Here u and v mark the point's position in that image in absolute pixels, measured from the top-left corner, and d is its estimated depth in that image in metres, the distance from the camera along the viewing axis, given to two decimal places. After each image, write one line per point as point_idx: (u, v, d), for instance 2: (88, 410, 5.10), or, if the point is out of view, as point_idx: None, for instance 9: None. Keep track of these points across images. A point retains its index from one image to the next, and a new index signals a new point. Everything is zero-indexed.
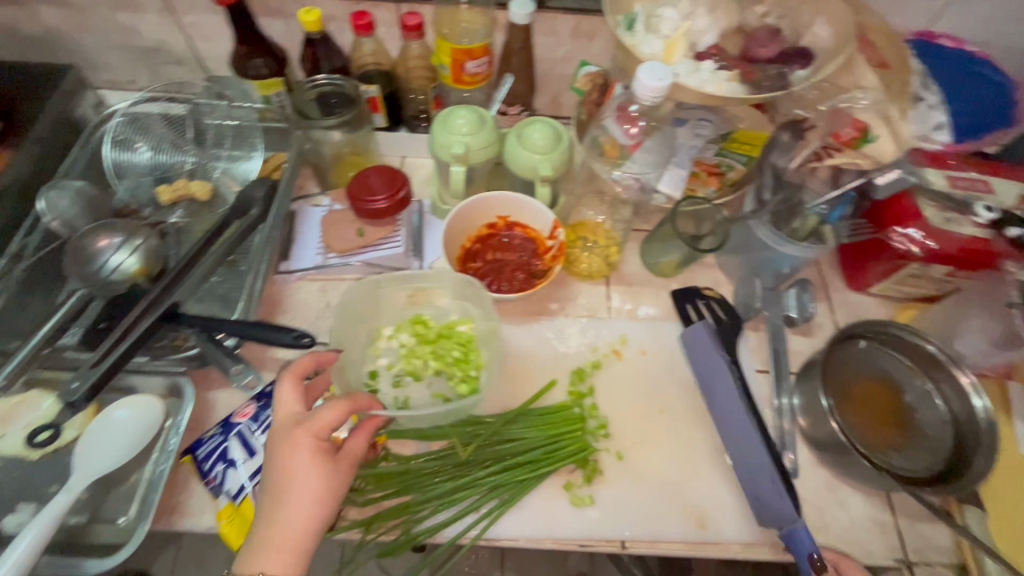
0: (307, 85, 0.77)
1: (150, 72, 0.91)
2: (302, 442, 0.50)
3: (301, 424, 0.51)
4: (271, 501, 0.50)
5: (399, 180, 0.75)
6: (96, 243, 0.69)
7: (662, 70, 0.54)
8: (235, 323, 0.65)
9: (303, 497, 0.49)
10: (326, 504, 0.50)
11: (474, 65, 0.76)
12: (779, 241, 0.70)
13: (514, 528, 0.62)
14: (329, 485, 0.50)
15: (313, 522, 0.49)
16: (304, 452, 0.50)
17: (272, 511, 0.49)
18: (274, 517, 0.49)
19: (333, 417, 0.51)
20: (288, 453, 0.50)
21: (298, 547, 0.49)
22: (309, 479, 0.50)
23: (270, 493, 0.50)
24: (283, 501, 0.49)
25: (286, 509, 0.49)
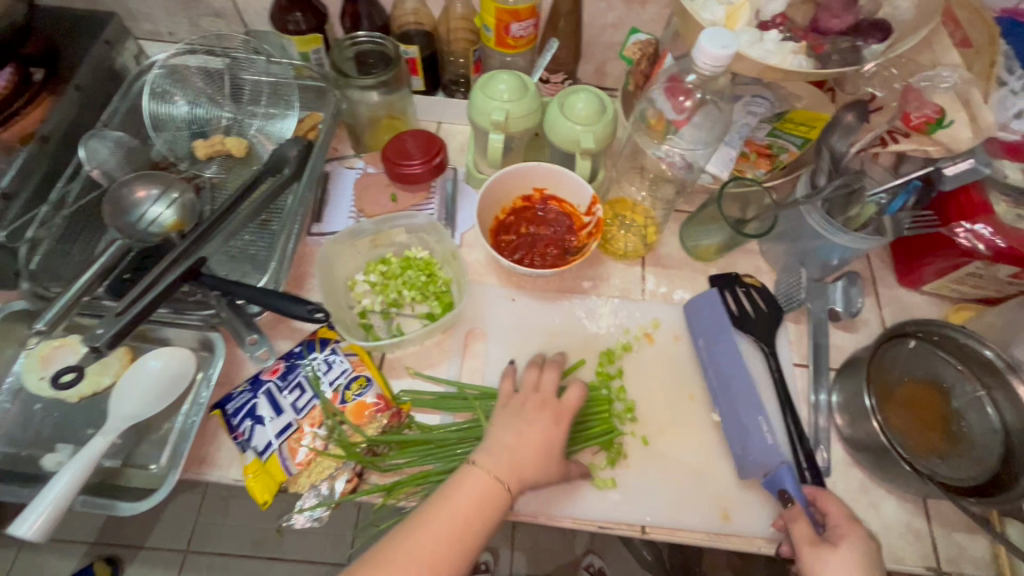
0: (346, 42, 0.75)
1: (190, 24, 0.90)
2: (551, 410, 0.58)
3: (546, 396, 0.59)
4: (502, 437, 0.55)
5: (435, 145, 0.74)
6: (134, 194, 0.70)
7: (726, 37, 0.49)
8: (256, 289, 0.62)
9: (553, 436, 0.56)
10: (552, 452, 0.55)
11: (519, 28, 0.73)
12: (830, 229, 0.67)
13: (537, 505, 0.61)
14: (560, 444, 0.56)
15: (530, 459, 0.54)
16: (549, 411, 0.58)
17: (507, 439, 0.55)
18: (502, 441, 0.55)
19: (575, 399, 0.59)
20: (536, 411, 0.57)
21: (525, 477, 0.54)
22: (544, 428, 0.56)
23: (505, 427, 0.56)
24: (526, 439, 0.55)
25: (518, 444, 0.55)
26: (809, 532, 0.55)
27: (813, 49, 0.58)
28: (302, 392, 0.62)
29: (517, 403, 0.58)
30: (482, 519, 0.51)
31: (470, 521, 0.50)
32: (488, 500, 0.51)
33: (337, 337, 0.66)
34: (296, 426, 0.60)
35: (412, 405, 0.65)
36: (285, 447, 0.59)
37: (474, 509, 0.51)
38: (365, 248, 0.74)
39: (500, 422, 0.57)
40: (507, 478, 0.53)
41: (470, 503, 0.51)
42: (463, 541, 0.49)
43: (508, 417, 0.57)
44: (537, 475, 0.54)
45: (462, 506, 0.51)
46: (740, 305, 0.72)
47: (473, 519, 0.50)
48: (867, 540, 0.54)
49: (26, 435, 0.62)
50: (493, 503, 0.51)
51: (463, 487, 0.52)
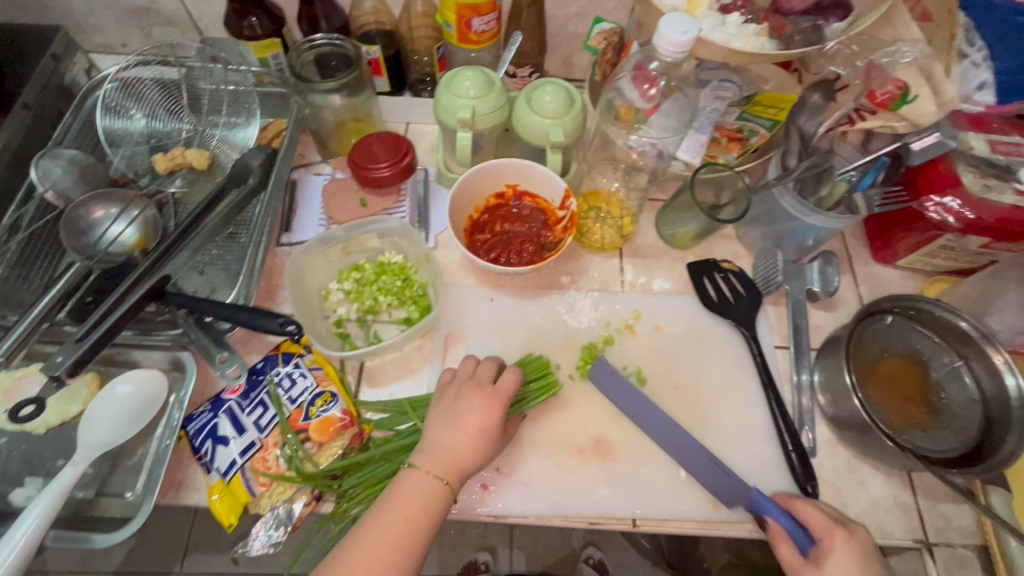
0: (304, 45, 0.73)
1: (143, 34, 0.87)
2: (489, 397, 0.57)
3: (482, 384, 0.59)
4: (438, 430, 0.56)
5: (403, 146, 0.72)
6: (92, 214, 0.69)
7: (686, 22, 0.48)
8: (223, 306, 0.60)
9: (486, 423, 0.56)
10: (488, 440, 0.56)
11: (481, 22, 0.71)
12: (805, 211, 0.66)
13: (517, 505, 0.61)
14: (497, 429, 0.56)
15: (467, 451, 0.54)
16: (480, 398, 0.57)
17: (441, 437, 0.55)
18: (436, 439, 0.55)
19: (508, 386, 0.58)
20: (471, 399, 0.57)
21: (463, 467, 0.54)
22: (481, 414, 0.56)
23: (439, 425, 0.56)
24: (465, 430, 0.55)
25: (456, 436, 0.55)
26: (795, 555, 0.55)
27: (775, 29, 0.57)
28: (264, 409, 0.60)
29: (450, 396, 0.58)
30: (424, 516, 0.51)
31: (412, 519, 0.51)
32: (431, 496, 0.52)
33: (301, 350, 0.64)
34: (259, 445, 0.59)
35: (375, 425, 0.63)
36: (248, 467, 0.58)
37: (419, 508, 0.51)
38: (337, 257, 0.72)
39: (437, 419, 0.57)
40: (445, 472, 0.53)
41: (413, 502, 0.52)
42: (407, 542, 0.50)
43: (444, 414, 0.57)
44: (474, 464, 0.55)
45: (405, 506, 0.51)
46: (718, 290, 0.73)
47: (416, 519, 0.51)
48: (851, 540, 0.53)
49: None
50: (434, 503, 0.52)
51: (405, 489, 0.52)
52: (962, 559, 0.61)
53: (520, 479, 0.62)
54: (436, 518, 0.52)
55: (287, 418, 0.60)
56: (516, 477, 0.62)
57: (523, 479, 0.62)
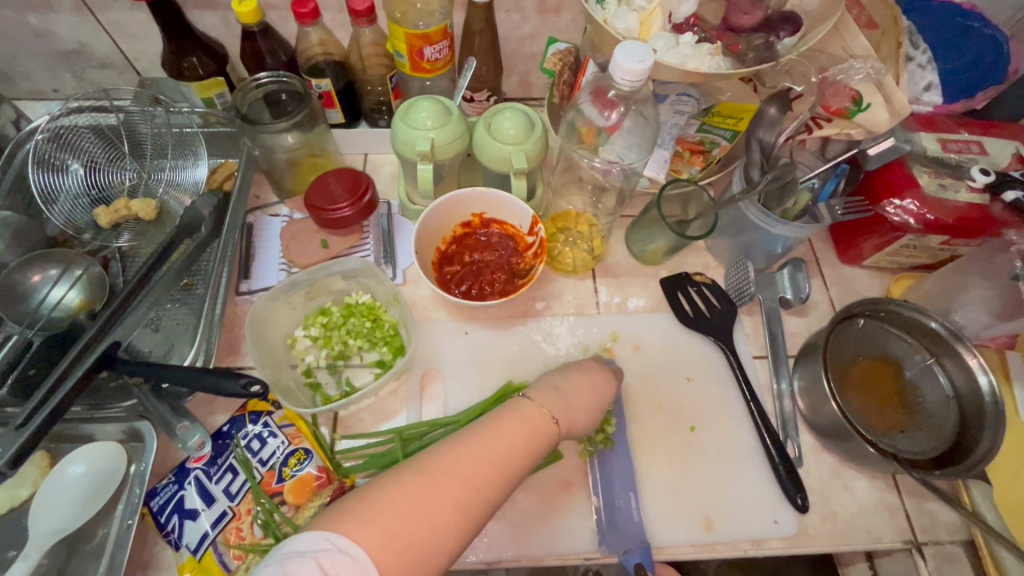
0: (249, 84, 0.69)
1: (75, 78, 0.82)
2: (606, 367, 0.63)
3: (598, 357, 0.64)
4: (560, 378, 0.58)
5: (361, 183, 0.70)
6: (29, 279, 0.64)
7: (642, 50, 0.48)
8: (181, 371, 0.56)
9: (608, 382, 0.61)
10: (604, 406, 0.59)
11: (433, 51, 0.69)
12: (769, 221, 0.66)
13: (515, 549, 0.59)
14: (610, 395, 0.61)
15: (580, 402, 0.57)
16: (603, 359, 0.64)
17: (560, 383, 0.58)
18: (562, 387, 0.57)
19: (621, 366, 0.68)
20: (591, 362, 0.62)
21: (571, 419, 0.55)
22: (602, 379, 0.61)
23: (555, 377, 0.59)
24: (582, 386, 0.59)
25: (573, 388, 0.58)
26: None
27: (729, 48, 0.58)
28: (234, 475, 0.57)
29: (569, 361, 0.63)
30: (525, 452, 0.48)
31: (514, 448, 0.48)
32: (540, 430, 0.51)
33: (270, 408, 0.61)
34: (231, 514, 0.55)
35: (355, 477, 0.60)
36: (221, 539, 0.54)
37: (525, 435, 0.49)
38: (300, 303, 0.69)
39: (557, 376, 0.59)
40: (555, 415, 0.54)
41: (522, 429, 0.50)
42: (504, 465, 0.46)
43: (576, 371, 0.60)
44: (582, 424, 0.56)
45: (516, 430, 0.49)
46: (693, 304, 0.73)
47: (522, 443, 0.48)
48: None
49: None
50: (536, 439, 0.50)
51: (519, 415, 0.51)
52: (950, 556, 0.62)
53: (510, 520, 0.60)
54: (535, 456, 0.49)
55: (259, 482, 0.57)
56: (506, 519, 0.60)
57: (514, 520, 0.60)
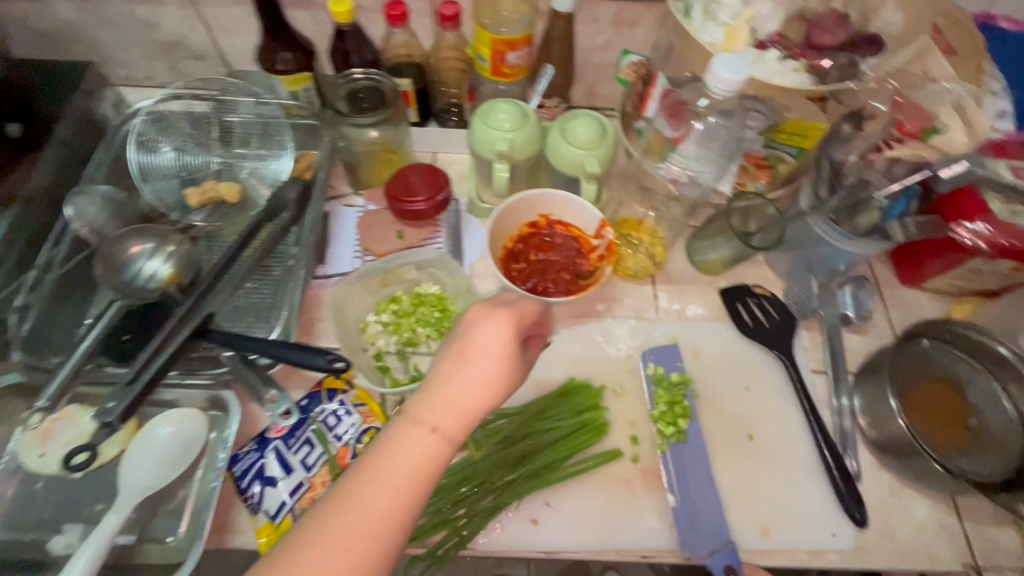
0: (342, 79, 0.74)
1: (169, 68, 0.87)
2: (506, 325, 0.44)
3: (520, 304, 0.46)
4: (442, 361, 0.44)
5: (439, 180, 0.73)
6: (127, 250, 0.67)
7: (738, 62, 0.50)
8: (271, 344, 0.59)
9: (507, 347, 0.44)
10: (507, 381, 0.44)
11: (515, 57, 0.72)
12: (839, 238, 0.68)
13: (574, 541, 0.60)
14: (518, 363, 0.44)
15: (479, 398, 0.42)
16: (497, 321, 0.44)
17: (449, 370, 0.43)
18: (443, 383, 0.43)
19: (528, 305, 0.47)
20: (482, 330, 0.44)
21: (467, 413, 0.42)
22: (492, 351, 0.43)
23: (450, 353, 0.44)
24: (476, 367, 0.43)
25: (465, 383, 0.42)
26: None
27: (813, 66, 0.59)
28: (311, 448, 0.59)
29: (462, 326, 0.45)
30: (415, 496, 0.40)
31: (401, 496, 0.39)
32: (438, 463, 0.41)
33: (344, 387, 0.63)
34: (307, 485, 0.57)
35: None
36: (298, 508, 0.56)
37: (416, 475, 0.40)
38: (374, 290, 0.72)
39: (438, 354, 0.44)
40: (444, 421, 0.41)
41: (411, 467, 0.40)
42: (390, 528, 0.38)
43: (446, 346, 0.44)
44: (479, 412, 0.43)
45: (397, 474, 0.39)
46: (753, 316, 0.74)
47: (413, 486, 0.40)
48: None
49: (28, 518, 0.58)
50: (436, 467, 0.41)
51: (409, 444, 0.40)
52: None
53: (569, 512, 0.62)
54: (434, 487, 0.41)
55: (335, 456, 0.59)
56: (564, 510, 0.62)
57: (572, 512, 0.62)
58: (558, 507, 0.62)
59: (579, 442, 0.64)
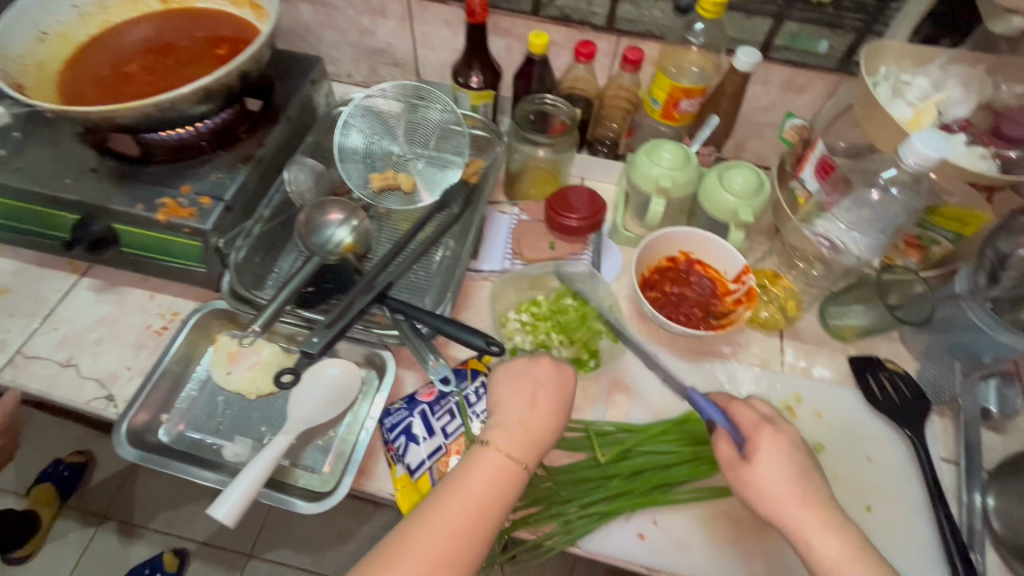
0: (530, 100, 0.83)
1: (369, 70, 1.01)
2: (554, 371, 0.60)
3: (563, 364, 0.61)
4: (501, 399, 0.58)
5: (597, 204, 0.79)
6: (324, 217, 0.78)
7: (940, 141, 0.52)
8: (439, 318, 0.66)
9: (560, 387, 0.59)
10: (560, 416, 0.58)
11: (688, 104, 0.79)
12: (993, 327, 0.67)
13: (677, 565, 0.62)
14: (566, 402, 0.58)
15: (538, 430, 0.56)
16: (555, 368, 0.60)
17: (510, 409, 0.57)
18: (510, 415, 0.56)
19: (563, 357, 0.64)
20: (531, 371, 0.59)
21: (532, 445, 0.55)
22: (551, 387, 0.58)
23: (511, 395, 0.58)
24: (539, 405, 0.57)
25: (530, 412, 0.56)
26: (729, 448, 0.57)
27: (1001, 156, 0.61)
28: (451, 418, 0.65)
29: (517, 368, 0.60)
30: (499, 495, 0.52)
31: (487, 495, 0.51)
32: (510, 477, 0.53)
33: (485, 370, 0.69)
34: (444, 450, 0.63)
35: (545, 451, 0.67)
36: (434, 469, 0.62)
37: (494, 482, 0.52)
38: (521, 290, 0.79)
39: (495, 390, 0.60)
40: (518, 453, 0.54)
41: (489, 479, 0.52)
42: (478, 519, 0.50)
43: (509, 378, 0.59)
44: (541, 439, 0.56)
45: (479, 478, 0.52)
46: (884, 390, 0.73)
47: (494, 491, 0.52)
48: (779, 444, 0.56)
49: (209, 423, 0.68)
50: (510, 482, 0.53)
51: (484, 464, 0.53)
52: None
53: (676, 537, 0.63)
54: (511, 496, 0.52)
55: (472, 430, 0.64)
56: (671, 534, 0.63)
57: (677, 538, 0.63)
58: (663, 530, 0.64)
59: (692, 473, 0.66)
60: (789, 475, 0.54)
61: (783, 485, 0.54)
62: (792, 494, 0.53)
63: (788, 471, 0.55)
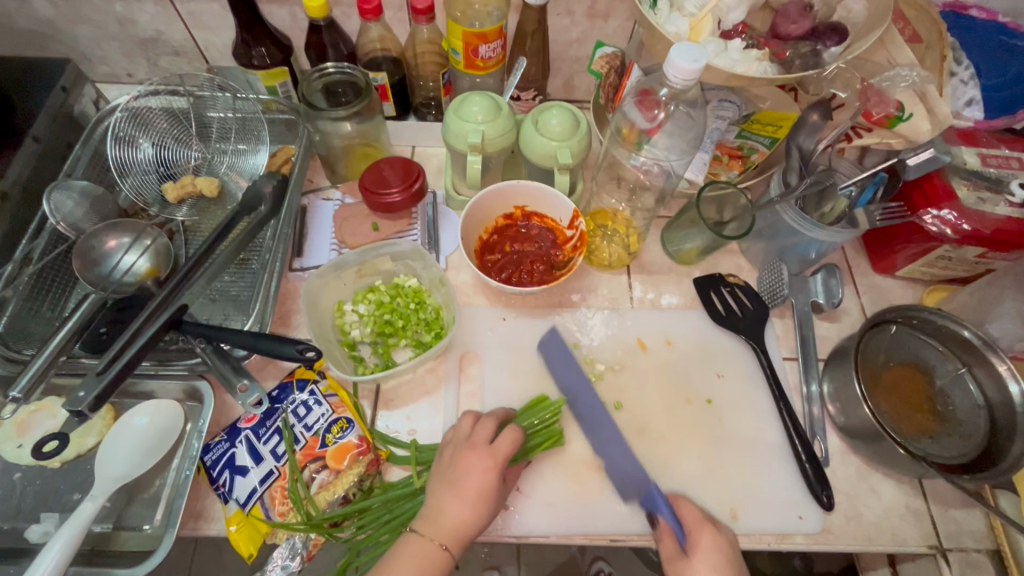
0: (314, 74, 0.74)
1: (149, 64, 0.87)
2: (485, 458, 0.57)
3: (480, 444, 0.59)
4: (437, 487, 0.56)
5: (414, 171, 0.74)
6: (105, 244, 0.68)
7: (696, 51, 0.52)
8: (243, 334, 0.60)
9: (490, 476, 0.56)
10: (487, 500, 0.55)
11: (487, 49, 0.73)
12: (807, 225, 0.68)
13: (528, 524, 0.61)
14: (496, 490, 0.56)
15: (468, 519, 0.54)
16: (477, 459, 0.57)
17: (442, 499, 0.55)
18: (439, 505, 0.55)
19: (506, 446, 0.58)
20: (470, 460, 0.57)
21: (466, 534, 0.54)
22: (478, 476, 0.56)
23: (440, 487, 0.56)
24: (463, 499, 0.55)
25: (455, 504, 0.54)
26: (695, 513, 0.59)
27: (776, 55, 0.61)
28: (281, 438, 0.61)
29: (447, 459, 0.58)
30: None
31: None
32: (432, 566, 0.52)
33: (315, 377, 0.65)
34: (277, 473, 0.59)
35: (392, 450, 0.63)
36: (267, 496, 0.58)
37: (418, 574, 0.52)
38: (351, 281, 0.73)
39: (440, 480, 0.57)
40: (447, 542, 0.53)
41: (413, 566, 0.52)
42: None
43: (444, 472, 0.57)
44: (472, 530, 0.54)
45: (401, 572, 0.51)
46: (726, 304, 0.75)
47: None
48: (718, 539, 0.57)
49: (6, 508, 0.59)
50: (432, 575, 0.52)
51: (407, 551, 0.53)
52: (976, 563, 0.62)
53: (539, 497, 0.63)
54: None
55: (303, 447, 0.60)
56: (534, 496, 0.63)
57: (544, 498, 0.63)
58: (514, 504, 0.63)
59: (526, 452, 0.62)
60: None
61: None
62: None
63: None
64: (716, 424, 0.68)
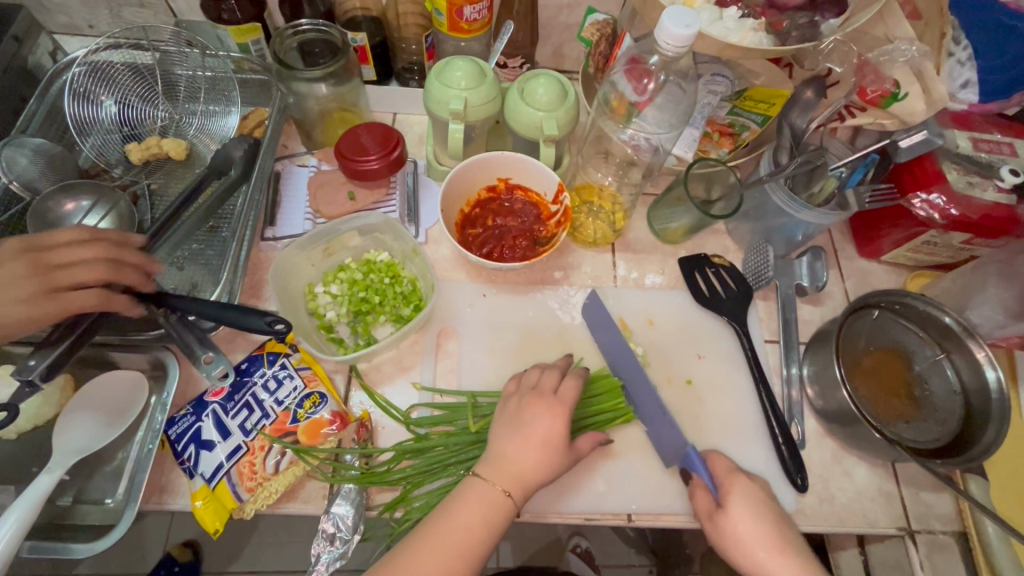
0: (287, 31, 0.70)
1: (111, 15, 0.80)
2: (544, 405, 0.57)
3: (545, 392, 0.58)
4: (503, 437, 0.56)
5: (392, 138, 0.70)
6: (63, 207, 0.65)
7: (689, 16, 0.49)
8: (208, 304, 0.57)
9: (556, 425, 0.55)
10: (554, 450, 0.55)
11: (472, 11, 0.69)
12: (794, 206, 0.67)
13: (549, 503, 0.61)
14: (564, 440, 0.55)
15: (533, 465, 0.54)
16: (545, 407, 0.56)
17: (509, 448, 0.54)
18: (503, 450, 0.54)
19: (572, 396, 0.58)
20: (535, 411, 0.56)
21: (530, 483, 0.53)
22: (545, 423, 0.55)
23: (505, 436, 0.55)
24: (529, 447, 0.54)
25: (522, 450, 0.54)
26: (726, 463, 0.59)
27: (772, 25, 0.57)
28: (250, 412, 0.59)
29: (514, 406, 0.58)
30: (486, 528, 0.51)
31: (476, 526, 0.51)
32: (496, 509, 0.51)
33: (287, 350, 0.62)
34: (246, 448, 0.57)
35: (368, 415, 0.62)
36: (234, 472, 0.56)
37: (484, 517, 0.51)
38: (319, 259, 0.70)
39: (504, 429, 0.56)
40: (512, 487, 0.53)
41: (478, 509, 0.51)
42: (468, 549, 0.50)
43: (507, 423, 0.56)
44: (538, 477, 0.54)
45: (471, 511, 0.51)
46: (710, 285, 0.73)
47: (481, 525, 0.51)
48: (749, 485, 0.57)
49: None
50: (498, 517, 0.51)
51: (470, 495, 0.52)
52: (943, 545, 0.63)
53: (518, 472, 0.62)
54: (494, 534, 0.51)
55: (274, 421, 0.58)
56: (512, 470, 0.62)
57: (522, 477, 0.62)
58: (568, 474, 0.62)
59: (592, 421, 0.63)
60: (759, 519, 0.54)
61: (757, 532, 0.53)
62: (761, 535, 0.53)
63: (761, 514, 0.54)
64: (695, 407, 0.68)
